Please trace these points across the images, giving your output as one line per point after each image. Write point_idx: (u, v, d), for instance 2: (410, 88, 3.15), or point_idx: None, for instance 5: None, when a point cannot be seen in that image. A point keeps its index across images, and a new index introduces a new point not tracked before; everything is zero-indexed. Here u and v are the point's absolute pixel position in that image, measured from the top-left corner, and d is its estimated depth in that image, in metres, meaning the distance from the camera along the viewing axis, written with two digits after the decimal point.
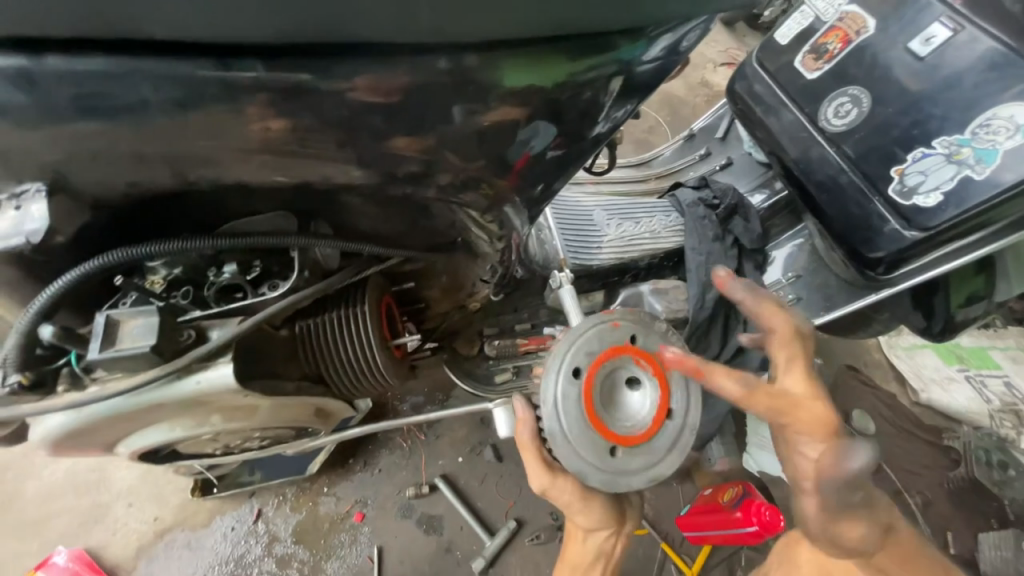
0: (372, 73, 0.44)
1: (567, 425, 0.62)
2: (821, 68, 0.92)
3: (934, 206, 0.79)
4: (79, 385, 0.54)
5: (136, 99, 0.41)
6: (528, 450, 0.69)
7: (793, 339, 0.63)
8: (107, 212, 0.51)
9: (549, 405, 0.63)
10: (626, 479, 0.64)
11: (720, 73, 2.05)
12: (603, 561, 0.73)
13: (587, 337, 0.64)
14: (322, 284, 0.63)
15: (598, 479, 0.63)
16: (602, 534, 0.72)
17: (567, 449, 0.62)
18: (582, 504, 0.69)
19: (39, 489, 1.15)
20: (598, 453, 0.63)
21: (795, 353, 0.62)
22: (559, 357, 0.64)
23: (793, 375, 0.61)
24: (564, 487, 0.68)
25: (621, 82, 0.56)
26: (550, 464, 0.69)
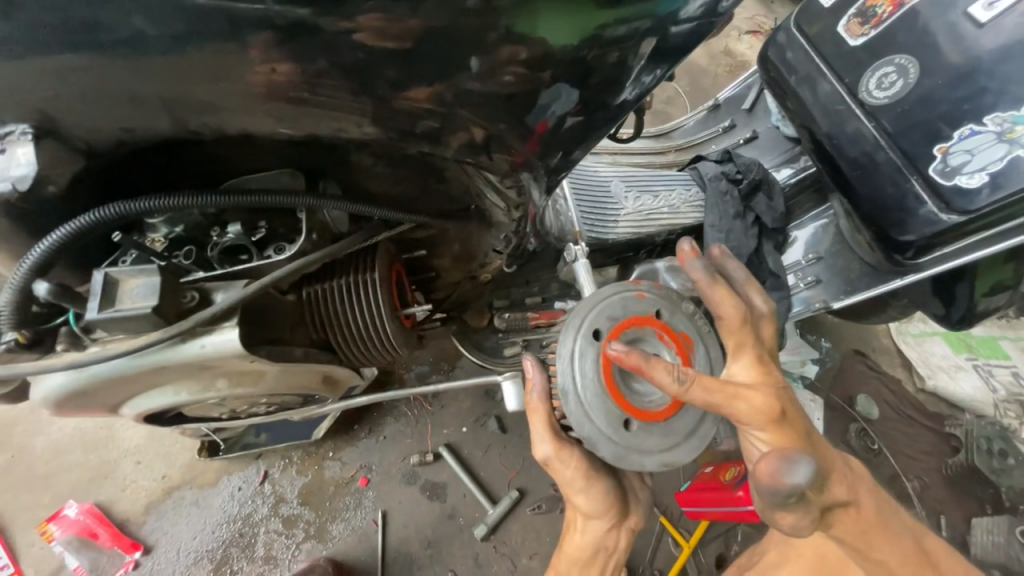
0: (387, 11, 0.40)
1: (583, 385, 0.59)
2: (867, 34, 0.85)
3: (977, 187, 0.73)
4: (80, 345, 0.52)
5: (130, 30, 0.37)
6: (537, 412, 0.65)
7: (740, 326, 0.63)
8: (102, 160, 0.47)
9: (565, 362, 0.60)
10: (640, 458, 0.60)
11: (744, 42, 1.94)
12: (602, 552, 0.70)
13: (612, 302, 0.63)
14: (330, 248, 0.59)
15: (609, 451, 0.59)
16: (602, 523, 0.69)
17: (580, 412, 0.59)
18: (586, 483, 0.66)
19: (49, 445, 1.17)
20: (612, 422, 0.60)
21: (741, 341, 0.63)
22: (580, 316, 0.61)
23: (741, 365, 0.62)
24: (571, 461, 0.64)
25: (654, 44, 0.52)
26: (557, 435, 0.65)
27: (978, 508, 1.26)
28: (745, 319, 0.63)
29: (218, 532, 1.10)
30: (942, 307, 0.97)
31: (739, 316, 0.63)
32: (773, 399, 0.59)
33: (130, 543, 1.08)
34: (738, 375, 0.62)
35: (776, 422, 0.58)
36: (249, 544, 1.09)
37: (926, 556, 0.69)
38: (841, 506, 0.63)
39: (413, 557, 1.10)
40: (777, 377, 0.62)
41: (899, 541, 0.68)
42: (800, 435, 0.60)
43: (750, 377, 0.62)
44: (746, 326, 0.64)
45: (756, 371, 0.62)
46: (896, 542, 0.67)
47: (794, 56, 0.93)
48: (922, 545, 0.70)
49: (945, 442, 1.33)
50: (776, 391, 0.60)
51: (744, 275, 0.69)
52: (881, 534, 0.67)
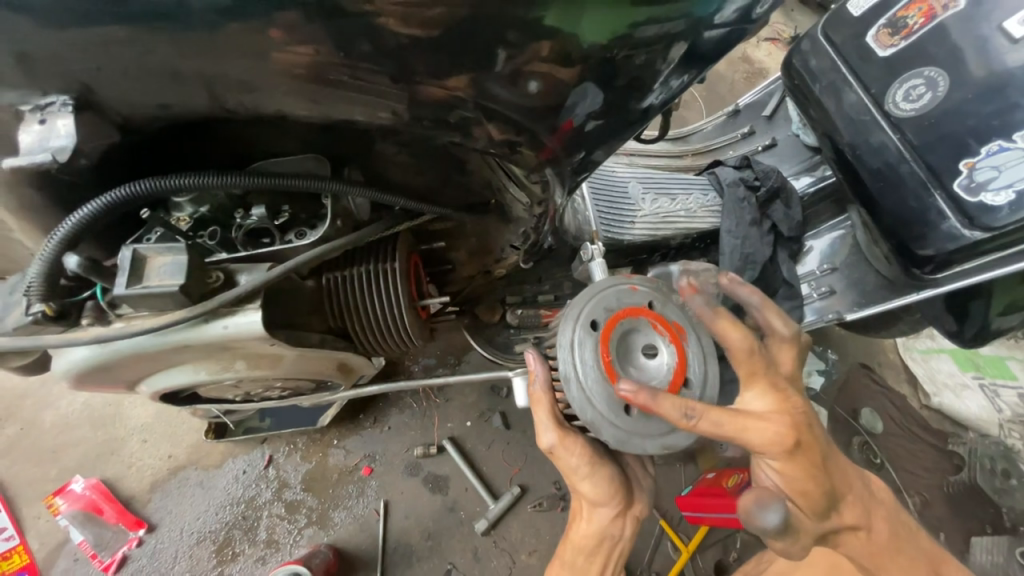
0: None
1: (584, 372, 0.58)
2: (897, 45, 0.83)
3: (1002, 205, 0.73)
4: (105, 320, 0.52)
5: (174, 5, 0.37)
6: (540, 402, 0.65)
7: (753, 354, 0.59)
8: (135, 135, 0.47)
9: (565, 350, 0.59)
10: (642, 442, 0.58)
11: (762, 50, 1.93)
12: (608, 541, 0.70)
13: (606, 294, 0.62)
14: (354, 236, 0.59)
15: (612, 436, 0.57)
16: (609, 511, 0.68)
17: (582, 398, 0.57)
18: (590, 470, 0.65)
19: (57, 419, 1.17)
20: (614, 406, 0.57)
21: (755, 369, 0.60)
22: (577, 307, 0.61)
23: (756, 394, 0.59)
24: (575, 448, 0.63)
25: (684, 49, 0.51)
26: (561, 423, 0.64)
27: (978, 527, 1.25)
28: (757, 347, 0.60)
29: (221, 514, 1.10)
30: (955, 323, 0.96)
31: (748, 345, 0.59)
32: (785, 431, 0.57)
33: (135, 520, 1.09)
34: (753, 403, 0.59)
35: (789, 453, 0.57)
36: (252, 528, 1.10)
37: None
38: (849, 529, 0.66)
39: (413, 548, 1.10)
40: (798, 406, 0.59)
41: (914, 560, 0.70)
42: (814, 463, 0.59)
43: (767, 404, 0.58)
44: (758, 354, 0.60)
45: (775, 400, 0.59)
46: (910, 563, 0.70)
47: (820, 64, 0.92)
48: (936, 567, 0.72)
49: (947, 459, 1.32)
50: (792, 422, 0.58)
51: (760, 300, 0.66)
52: (893, 556, 0.69)
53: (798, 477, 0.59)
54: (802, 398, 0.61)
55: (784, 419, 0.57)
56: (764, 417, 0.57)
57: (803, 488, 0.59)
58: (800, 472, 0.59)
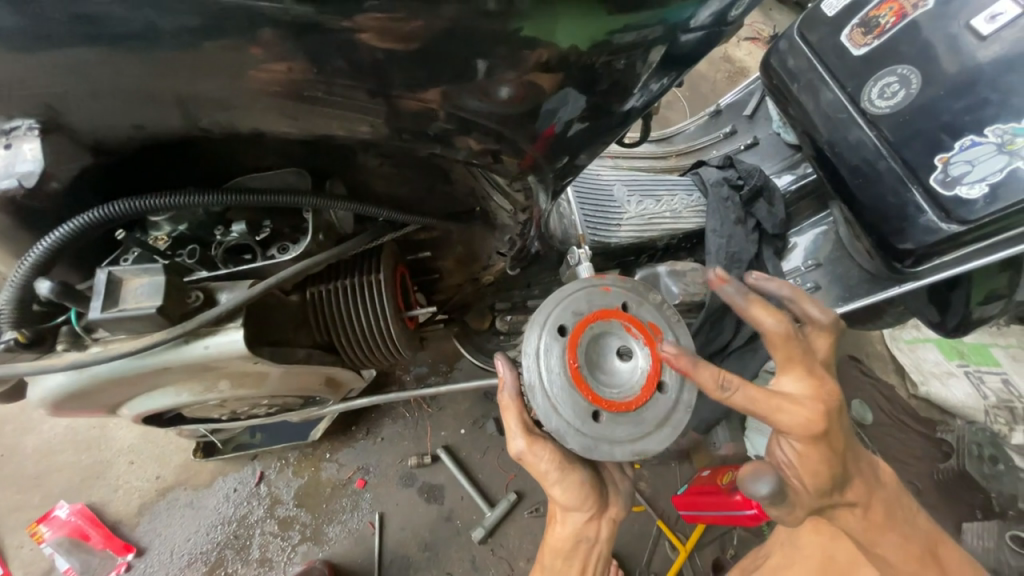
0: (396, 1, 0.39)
1: (549, 379, 0.58)
2: (870, 44, 0.85)
3: (977, 198, 0.74)
4: (81, 345, 0.51)
5: (142, 26, 0.37)
6: (510, 409, 0.65)
7: (788, 339, 0.60)
8: (107, 156, 0.46)
9: (531, 359, 0.59)
10: (610, 448, 0.57)
11: (742, 49, 1.95)
12: (584, 544, 0.69)
13: (574, 297, 0.61)
14: (337, 249, 0.59)
15: (577, 443, 0.56)
16: (582, 515, 0.68)
17: (546, 406, 0.57)
18: (560, 474, 0.65)
19: (39, 444, 1.14)
20: (580, 413, 0.57)
21: (791, 353, 0.60)
22: (544, 312, 0.60)
23: (792, 378, 0.60)
24: (542, 454, 0.64)
25: (661, 53, 0.52)
26: (529, 429, 0.65)
27: (968, 513, 1.27)
28: (793, 333, 0.60)
29: (212, 534, 1.08)
30: (937, 313, 0.97)
31: (784, 331, 0.60)
32: (815, 416, 0.58)
33: (123, 544, 1.06)
34: (786, 385, 0.60)
35: (815, 438, 0.59)
36: (245, 547, 1.08)
37: (933, 558, 0.72)
38: (845, 505, 0.67)
39: (410, 560, 1.09)
40: (832, 393, 0.60)
41: (909, 541, 0.72)
42: (835, 449, 0.61)
43: (801, 388, 0.59)
44: (795, 340, 0.60)
45: (810, 385, 0.59)
46: (902, 540, 0.71)
47: (798, 63, 0.93)
48: (931, 548, 0.72)
49: (935, 447, 1.34)
50: (824, 409, 0.59)
51: (791, 292, 0.68)
52: (887, 534, 0.71)
53: (818, 459, 0.60)
54: (837, 384, 0.62)
55: (816, 405, 0.58)
56: (798, 401, 0.58)
57: (817, 470, 0.61)
58: (820, 454, 0.60)
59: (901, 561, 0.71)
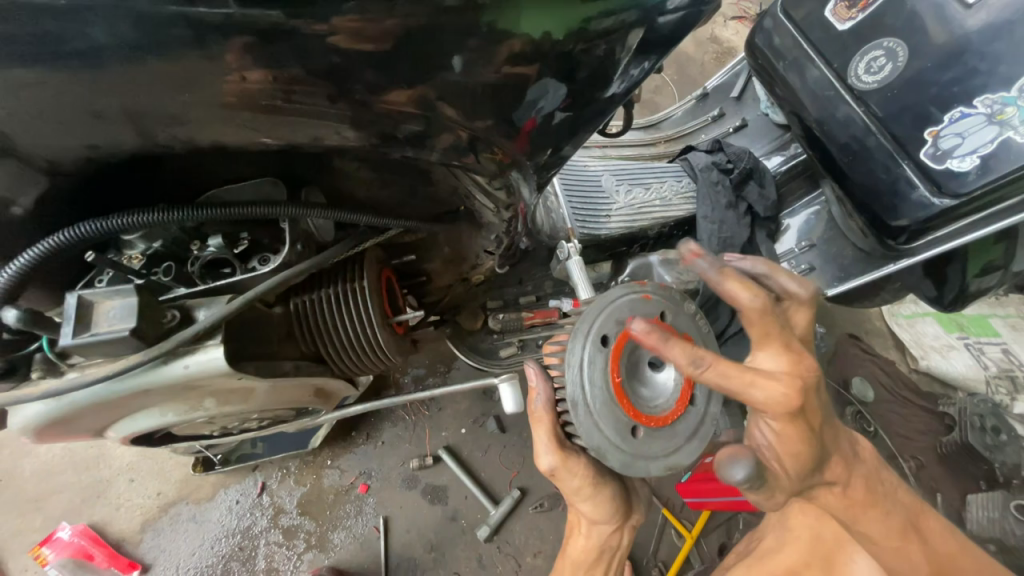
0: (352, 2, 0.38)
1: (592, 394, 0.56)
2: (855, 18, 0.82)
3: (969, 170, 0.73)
4: (56, 371, 0.51)
5: (88, 43, 0.36)
6: (540, 421, 0.63)
7: (765, 314, 0.57)
8: (66, 178, 0.45)
9: (574, 370, 0.57)
10: (646, 465, 0.57)
11: (729, 29, 1.92)
12: (606, 554, 0.70)
13: (618, 306, 0.59)
14: (317, 258, 0.57)
15: (617, 459, 0.56)
16: (607, 527, 0.69)
17: (589, 423, 0.56)
18: (592, 489, 0.65)
19: (37, 467, 1.14)
20: (620, 430, 0.56)
21: (769, 329, 0.57)
22: (588, 321, 0.58)
23: (769, 354, 0.57)
24: (576, 469, 0.63)
25: (641, 35, 0.51)
26: (562, 443, 0.63)
27: (973, 484, 1.27)
28: (769, 307, 0.57)
29: (217, 547, 1.09)
30: (935, 288, 0.96)
31: (760, 305, 0.57)
32: (794, 393, 0.54)
33: (128, 562, 1.06)
34: (763, 362, 0.57)
35: (791, 414, 0.55)
36: (250, 558, 1.08)
37: (914, 530, 0.72)
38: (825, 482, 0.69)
39: (417, 562, 1.09)
40: (812, 368, 0.57)
41: (893, 518, 0.72)
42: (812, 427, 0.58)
43: (779, 364, 0.56)
44: (771, 314, 0.57)
45: (788, 360, 0.56)
46: (883, 516, 0.72)
47: (783, 42, 0.91)
48: (911, 519, 0.73)
49: (938, 421, 1.34)
50: (802, 384, 0.55)
51: (764, 268, 0.65)
52: (867, 509, 0.71)
53: (796, 437, 0.57)
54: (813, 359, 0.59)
55: (795, 380, 0.55)
56: (774, 376, 0.55)
57: (796, 451, 0.58)
58: (799, 432, 0.57)
59: (883, 536, 0.70)
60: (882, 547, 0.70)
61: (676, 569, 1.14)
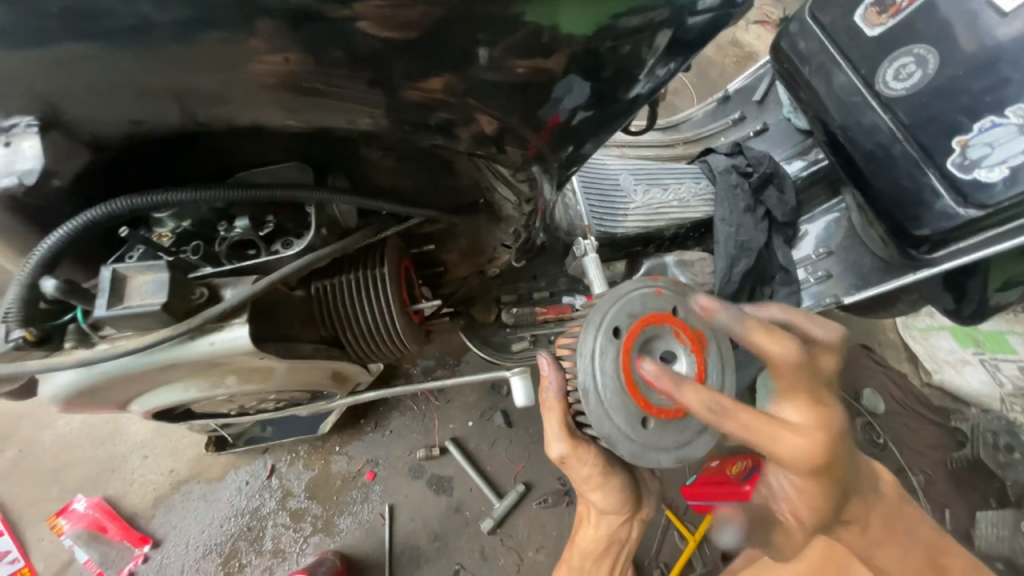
0: None
1: (603, 384, 0.56)
2: (886, 23, 0.81)
3: (997, 181, 0.71)
4: (89, 342, 0.52)
5: (136, 18, 0.37)
6: (552, 410, 0.63)
7: (797, 367, 0.51)
8: (106, 153, 0.46)
9: (585, 360, 0.57)
10: (657, 455, 0.58)
11: (751, 33, 1.90)
12: (615, 544, 0.72)
13: (630, 298, 0.59)
14: (341, 244, 0.58)
15: (627, 450, 0.57)
16: (616, 518, 0.69)
17: (599, 411, 0.56)
18: (601, 479, 0.65)
19: (56, 439, 1.17)
20: (630, 420, 0.57)
21: (797, 380, 0.52)
22: (600, 312, 0.58)
23: (796, 406, 0.53)
24: (586, 458, 0.63)
25: (669, 36, 0.51)
26: (572, 432, 0.63)
27: (982, 501, 1.25)
28: (804, 361, 0.52)
29: (227, 526, 1.11)
30: (953, 300, 0.95)
31: (793, 358, 0.51)
32: (818, 451, 0.51)
33: (140, 536, 1.09)
34: (787, 414, 0.53)
35: (812, 471, 0.52)
36: (258, 538, 1.10)
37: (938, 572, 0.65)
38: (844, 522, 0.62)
39: (420, 550, 1.10)
40: (842, 424, 0.53)
41: (915, 556, 0.65)
42: (836, 479, 0.55)
43: (804, 417, 0.52)
44: (804, 367, 0.52)
45: (817, 416, 0.52)
46: (900, 552, 0.65)
47: (809, 46, 0.90)
48: (929, 556, 0.65)
49: (949, 436, 1.31)
50: (827, 443, 0.52)
51: (786, 315, 0.62)
52: (885, 545, 0.65)
53: (814, 491, 0.55)
54: (842, 409, 0.55)
55: (821, 436, 0.52)
56: (800, 430, 0.51)
57: (816, 505, 0.56)
58: (819, 488, 0.55)
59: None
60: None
61: (677, 571, 1.14)
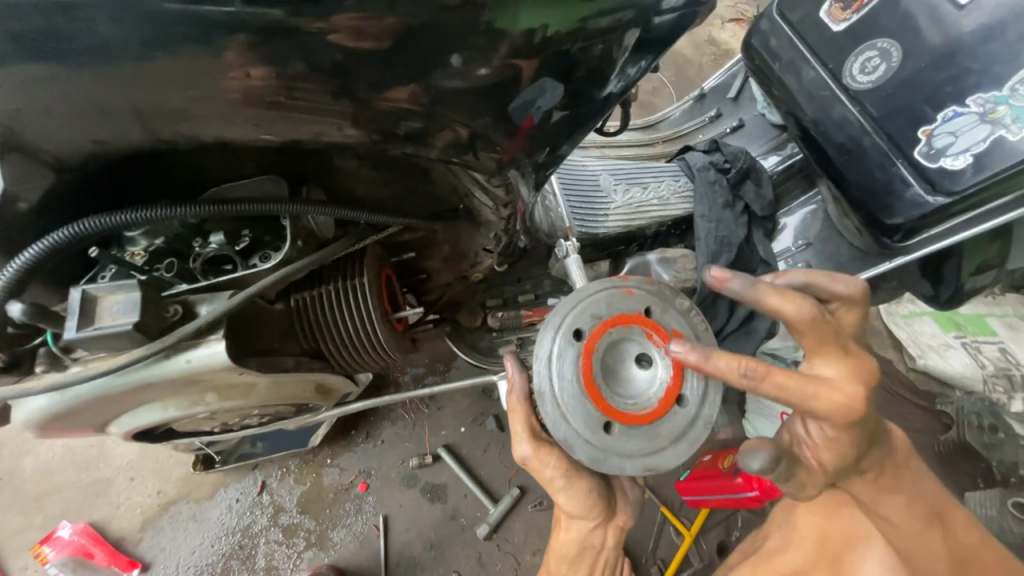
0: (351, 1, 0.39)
1: (560, 386, 0.58)
2: (849, 19, 0.83)
3: (962, 168, 0.73)
4: (61, 365, 0.51)
5: (95, 39, 0.37)
6: (517, 413, 0.66)
7: (815, 322, 0.52)
8: (73, 174, 0.46)
9: (543, 362, 0.59)
10: (620, 461, 0.58)
11: (727, 31, 1.93)
12: (590, 550, 0.71)
13: (594, 299, 0.61)
14: (316, 255, 0.58)
15: (586, 454, 0.58)
16: (586, 523, 0.69)
17: (556, 413, 0.58)
18: (566, 481, 0.65)
19: (39, 465, 1.14)
20: (591, 424, 0.58)
21: (822, 335, 0.53)
22: (561, 314, 0.60)
23: (830, 361, 0.53)
24: (549, 460, 0.64)
25: (637, 35, 0.51)
26: (536, 434, 0.65)
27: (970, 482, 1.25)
28: (819, 316, 0.53)
29: (217, 546, 1.09)
30: (930, 287, 0.97)
31: (810, 314, 0.52)
32: (854, 402, 0.52)
33: (128, 561, 1.07)
34: (821, 369, 0.54)
35: (849, 423, 0.53)
36: (250, 556, 1.08)
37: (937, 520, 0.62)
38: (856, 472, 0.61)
39: (416, 559, 1.10)
40: (875, 374, 0.54)
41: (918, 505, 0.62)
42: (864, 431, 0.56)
43: (839, 372, 0.53)
44: (824, 321, 0.53)
45: (850, 370, 0.53)
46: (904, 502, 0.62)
47: (779, 43, 0.91)
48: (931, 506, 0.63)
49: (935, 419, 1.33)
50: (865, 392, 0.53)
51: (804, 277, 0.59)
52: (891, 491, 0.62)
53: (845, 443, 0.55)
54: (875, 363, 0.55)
55: (857, 388, 0.52)
56: (835, 385, 0.52)
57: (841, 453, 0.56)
58: (850, 441, 0.56)
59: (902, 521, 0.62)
60: (899, 531, 0.62)
61: (675, 567, 1.14)
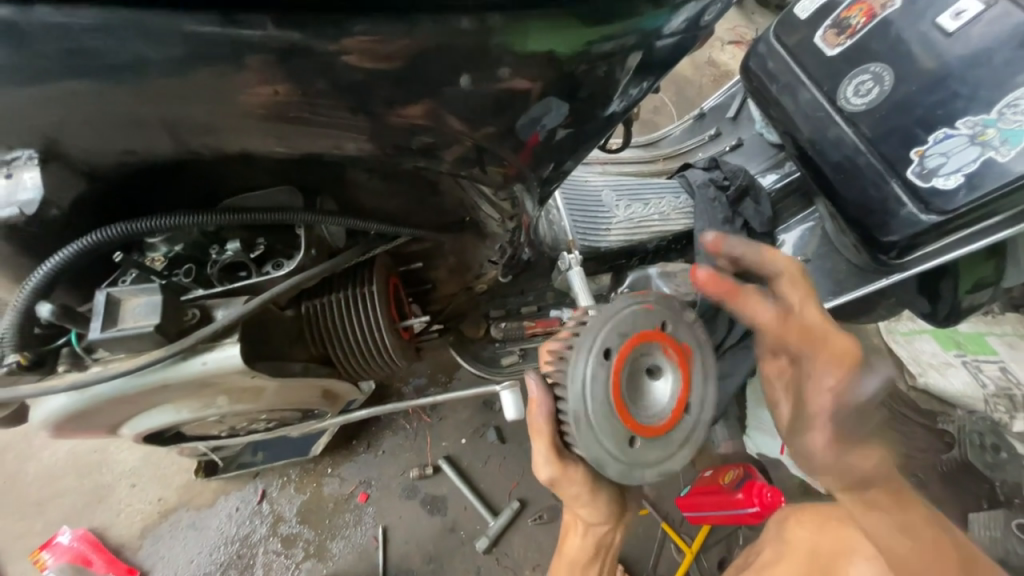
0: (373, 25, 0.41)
1: (592, 408, 0.57)
2: (843, 44, 0.87)
3: (954, 188, 0.75)
4: (81, 365, 0.53)
5: (133, 57, 0.39)
6: (540, 436, 0.63)
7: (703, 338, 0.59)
8: (101, 182, 0.48)
9: (576, 385, 0.58)
10: (642, 472, 0.60)
11: (727, 53, 1.99)
12: (602, 548, 0.73)
13: (621, 317, 0.60)
14: (330, 263, 0.60)
15: (616, 471, 0.58)
16: (602, 526, 0.71)
17: (587, 435, 0.57)
18: (591, 495, 0.67)
19: (41, 470, 1.15)
20: (619, 443, 0.58)
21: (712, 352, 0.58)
22: (591, 334, 0.58)
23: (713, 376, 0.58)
24: (575, 477, 0.65)
25: (640, 57, 0.54)
26: (560, 453, 0.64)
27: (975, 503, 1.24)
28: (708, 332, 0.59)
29: (216, 555, 1.09)
30: (928, 304, 0.98)
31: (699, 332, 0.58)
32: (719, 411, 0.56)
33: (126, 568, 1.06)
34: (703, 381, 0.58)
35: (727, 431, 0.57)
36: (248, 566, 1.08)
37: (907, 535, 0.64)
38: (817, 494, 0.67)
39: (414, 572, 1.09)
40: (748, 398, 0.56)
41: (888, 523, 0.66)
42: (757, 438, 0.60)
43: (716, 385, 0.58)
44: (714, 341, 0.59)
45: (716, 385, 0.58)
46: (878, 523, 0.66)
47: (777, 66, 0.94)
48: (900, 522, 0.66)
49: (937, 438, 1.33)
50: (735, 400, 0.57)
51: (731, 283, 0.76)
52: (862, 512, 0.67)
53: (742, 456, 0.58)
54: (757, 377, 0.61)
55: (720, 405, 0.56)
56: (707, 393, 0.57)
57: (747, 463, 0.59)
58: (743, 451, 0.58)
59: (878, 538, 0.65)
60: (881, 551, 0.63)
61: None
